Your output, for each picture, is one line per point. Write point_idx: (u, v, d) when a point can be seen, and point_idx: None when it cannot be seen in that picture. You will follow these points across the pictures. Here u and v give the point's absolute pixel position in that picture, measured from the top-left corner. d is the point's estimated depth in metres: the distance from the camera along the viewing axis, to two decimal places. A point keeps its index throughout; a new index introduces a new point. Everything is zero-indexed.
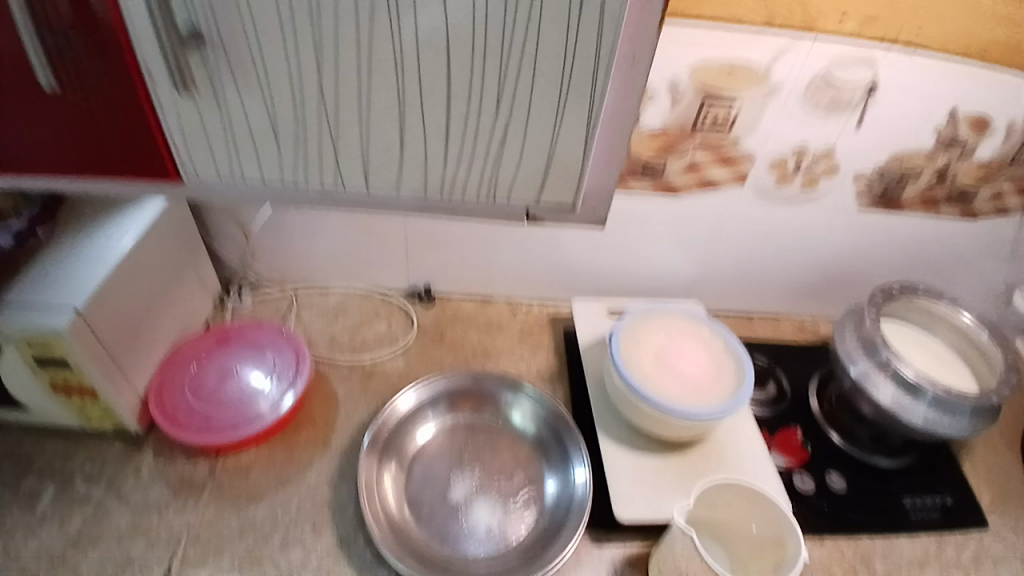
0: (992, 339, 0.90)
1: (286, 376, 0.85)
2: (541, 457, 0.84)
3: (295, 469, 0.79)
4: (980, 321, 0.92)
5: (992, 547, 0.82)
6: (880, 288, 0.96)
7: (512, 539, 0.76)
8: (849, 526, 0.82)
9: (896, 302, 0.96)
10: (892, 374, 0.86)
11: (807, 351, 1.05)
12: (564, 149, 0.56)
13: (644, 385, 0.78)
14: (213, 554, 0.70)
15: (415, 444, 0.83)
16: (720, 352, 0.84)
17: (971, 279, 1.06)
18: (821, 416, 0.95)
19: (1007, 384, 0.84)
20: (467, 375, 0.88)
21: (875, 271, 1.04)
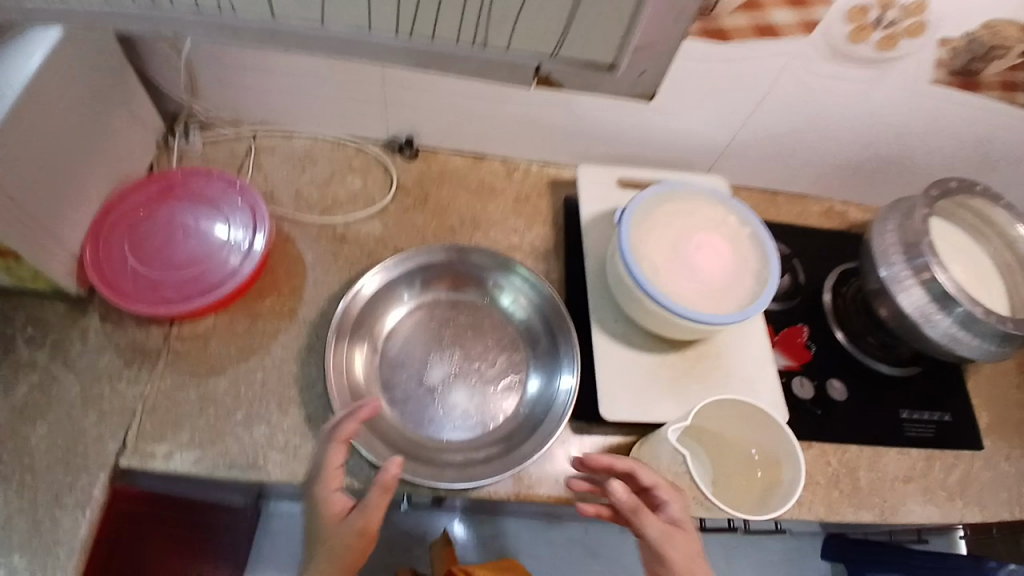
0: None
1: (244, 241, 0.75)
2: (527, 344, 0.78)
3: (259, 342, 0.73)
4: None
5: (977, 472, 0.83)
6: (937, 182, 0.83)
7: (490, 424, 0.72)
8: (839, 434, 0.81)
9: (947, 200, 0.85)
10: (926, 282, 0.78)
11: (830, 242, 0.95)
12: None
13: (654, 282, 0.70)
14: (172, 428, 0.66)
15: (384, 326, 0.76)
16: (746, 248, 0.74)
17: None
18: (832, 314, 0.90)
19: None
20: (450, 250, 0.78)
21: (931, 158, 0.90)
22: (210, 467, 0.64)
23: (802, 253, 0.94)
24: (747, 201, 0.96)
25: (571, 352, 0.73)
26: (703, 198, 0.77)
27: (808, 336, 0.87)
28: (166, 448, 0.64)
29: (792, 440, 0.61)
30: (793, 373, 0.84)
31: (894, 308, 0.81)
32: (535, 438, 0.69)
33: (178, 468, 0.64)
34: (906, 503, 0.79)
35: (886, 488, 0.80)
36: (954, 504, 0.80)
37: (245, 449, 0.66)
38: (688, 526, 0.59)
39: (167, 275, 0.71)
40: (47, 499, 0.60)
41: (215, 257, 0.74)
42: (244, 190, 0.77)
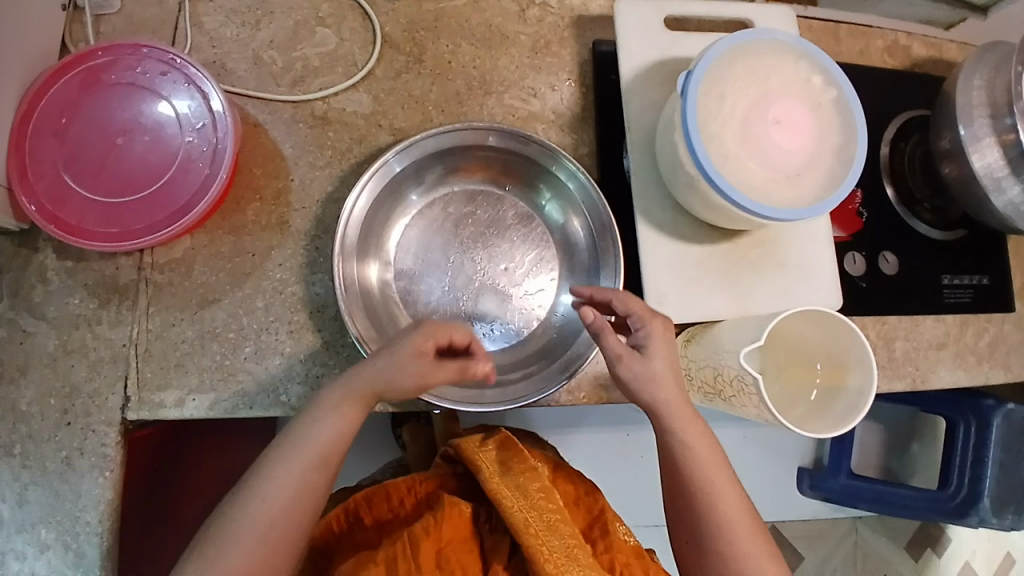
0: None
1: (206, 142, 0.60)
2: (557, 239, 0.69)
3: (249, 261, 0.63)
4: None
5: (1007, 333, 0.82)
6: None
7: (522, 334, 0.67)
8: (885, 308, 0.76)
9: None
10: (1008, 143, 0.67)
11: (897, 84, 0.81)
12: None
13: (723, 172, 0.57)
14: (176, 373, 0.60)
15: (392, 236, 0.66)
16: (828, 115, 0.60)
17: None
18: (887, 174, 0.80)
19: None
20: (465, 131, 0.63)
21: None
22: (228, 410, 0.60)
23: (863, 99, 0.80)
24: (807, 36, 0.79)
25: (612, 265, 0.64)
26: (777, 49, 0.61)
27: (859, 201, 0.78)
28: (175, 395, 0.60)
29: (866, 346, 0.57)
30: (846, 246, 0.76)
31: (963, 167, 0.71)
32: (574, 350, 0.64)
33: (193, 414, 0.60)
34: (937, 369, 0.78)
35: (920, 356, 0.78)
36: (981, 367, 0.80)
37: (261, 385, 0.61)
38: (654, 355, 0.58)
39: (115, 197, 0.58)
40: (58, 465, 0.58)
41: (173, 168, 0.59)
42: (193, 73, 0.60)
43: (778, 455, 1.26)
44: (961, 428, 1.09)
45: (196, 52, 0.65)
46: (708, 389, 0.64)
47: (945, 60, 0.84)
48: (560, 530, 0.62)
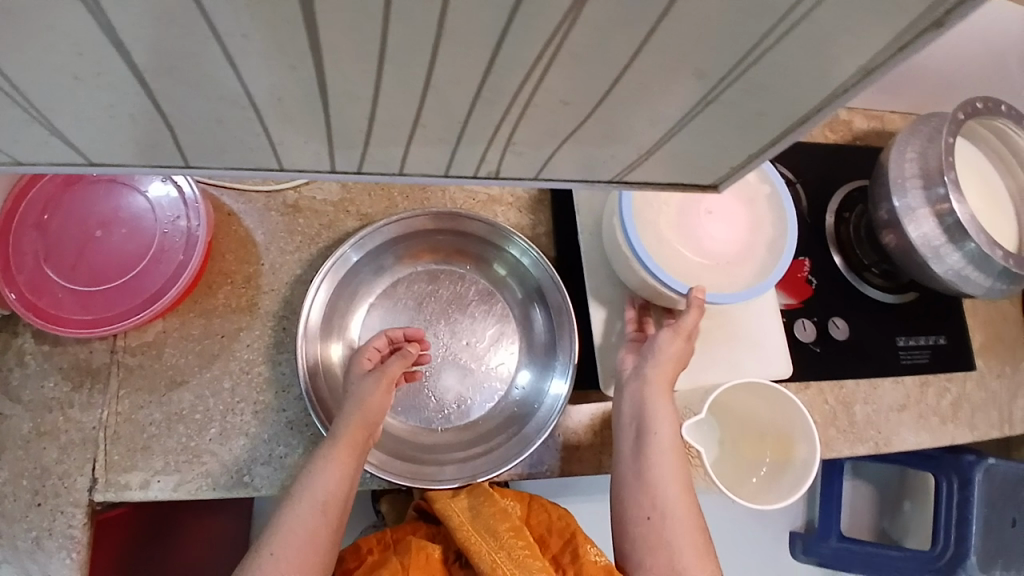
0: None
1: (180, 233, 0.63)
2: (518, 317, 0.72)
3: (218, 343, 0.65)
4: None
5: (968, 393, 0.83)
6: (961, 104, 0.73)
7: (480, 409, 0.69)
8: (838, 371, 0.78)
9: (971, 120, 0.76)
10: (941, 212, 0.69)
11: (844, 158, 0.85)
12: (646, 125, 0.30)
13: (656, 255, 0.61)
14: (142, 455, 0.62)
15: (354, 316, 0.69)
16: (763, 209, 0.63)
17: None
18: (833, 241, 0.82)
19: None
20: (424, 214, 0.68)
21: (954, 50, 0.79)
22: (191, 491, 0.62)
23: (806, 175, 0.83)
24: None
25: (568, 349, 0.67)
26: None
27: (809, 269, 0.80)
28: (140, 477, 0.61)
29: (811, 422, 0.58)
30: (796, 313, 0.78)
31: (901, 236, 0.73)
32: (532, 425, 0.66)
33: (157, 495, 0.61)
34: (900, 432, 0.79)
35: (881, 419, 0.78)
36: (946, 428, 0.80)
37: (224, 466, 0.63)
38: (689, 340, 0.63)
39: (92, 286, 0.61)
40: (27, 545, 0.59)
41: (147, 258, 0.62)
42: None
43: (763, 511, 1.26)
44: (945, 485, 1.07)
45: None
46: None
47: (887, 131, 0.88)
48: (528, 567, 0.58)
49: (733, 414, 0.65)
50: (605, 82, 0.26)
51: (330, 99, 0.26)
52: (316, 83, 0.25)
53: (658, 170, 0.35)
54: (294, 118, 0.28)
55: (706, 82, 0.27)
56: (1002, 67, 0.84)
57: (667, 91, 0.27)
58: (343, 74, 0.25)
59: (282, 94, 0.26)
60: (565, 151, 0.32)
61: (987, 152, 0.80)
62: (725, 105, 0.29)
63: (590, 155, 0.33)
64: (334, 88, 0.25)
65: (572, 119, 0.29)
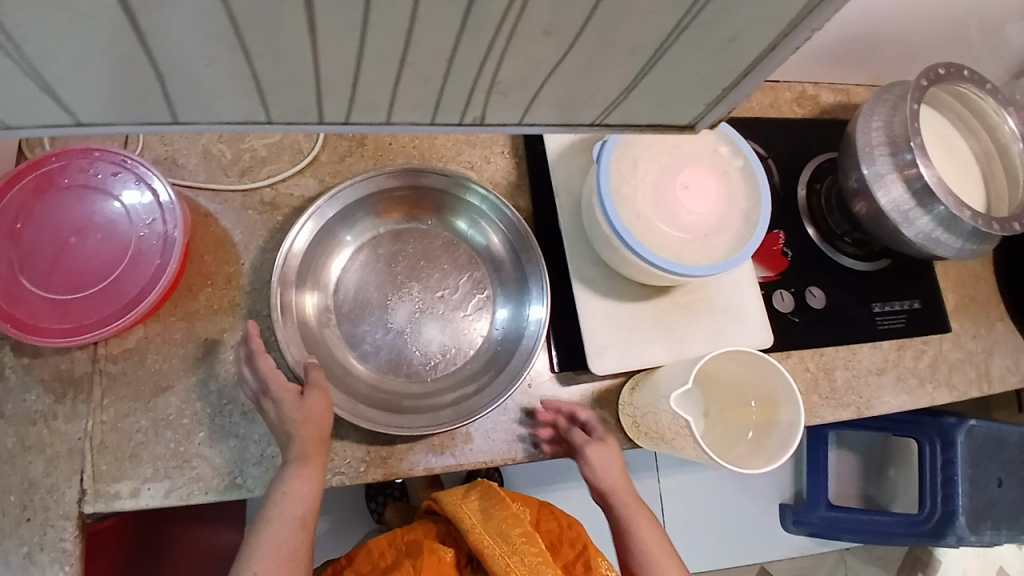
0: None
1: (156, 236, 0.63)
2: (492, 270, 0.72)
3: (201, 345, 0.65)
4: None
5: (945, 353, 0.85)
6: (923, 71, 0.75)
7: (464, 353, 0.69)
8: (818, 339, 0.79)
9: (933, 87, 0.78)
10: (909, 178, 0.71)
11: (814, 132, 0.87)
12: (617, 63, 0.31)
13: (634, 231, 0.61)
14: (131, 463, 0.61)
15: (329, 274, 0.68)
16: (736, 182, 0.65)
17: (1006, 31, 0.86)
18: (805, 212, 0.84)
19: None
20: (382, 179, 0.68)
21: (909, 20, 0.81)
22: (183, 496, 0.61)
23: (776, 151, 0.85)
24: None
25: (540, 279, 0.68)
26: None
27: (784, 241, 0.82)
28: (130, 485, 0.61)
29: (793, 384, 0.58)
30: (773, 284, 0.80)
31: (871, 204, 0.74)
32: (518, 357, 0.67)
33: (148, 503, 0.60)
34: (880, 395, 0.81)
35: (862, 383, 0.80)
36: (925, 389, 0.82)
37: (215, 469, 0.62)
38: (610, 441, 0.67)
39: (71, 293, 0.60)
40: (19, 561, 0.58)
41: (124, 262, 0.62)
42: (141, 171, 0.64)
43: (753, 487, 1.29)
44: (928, 448, 1.10)
45: (148, 150, 0.68)
46: (652, 433, 0.65)
47: (852, 105, 0.90)
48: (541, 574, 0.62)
49: (718, 379, 0.66)
50: (582, 10, 0.27)
51: (319, 36, 0.27)
52: (295, 13, 0.26)
53: (632, 111, 0.36)
54: (281, 61, 0.28)
55: (682, 12, 0.28)
56: (958, 37, 0.87)
57: (641, 21, 0.28)
58: (336, 8, 0.26)
59: (264, 26, 0.26)
60: (539, 95, 0.33)
61: (950, 118, 0.82)
62: (690, 33, 0.30)
63: (564, 97, 0.34)
64: (322, 20, 0.26)
65: (550, 57, 0.30)
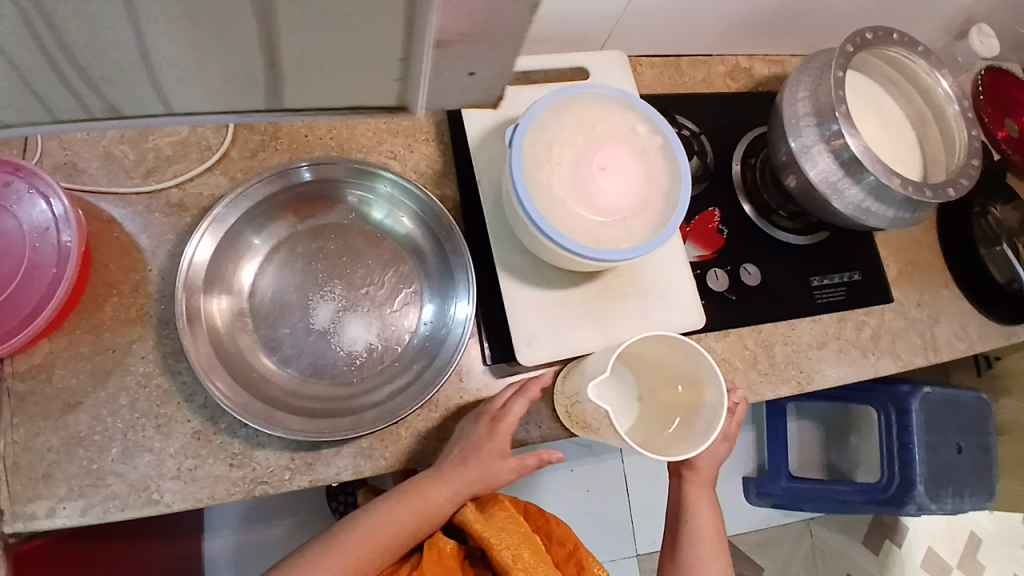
0: (959, 115, 0.75)
1: (52, 246, 0.60)
2: (417, 264, 0.71)
3: (110, 358, 0.62)
4: (957, 92, 0.75)
5: (887, 322, 0.84)
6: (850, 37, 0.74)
7: (392, 350, 0.68)
8: (756, 316, 0.78)
9: (861, 53, 0.76)
10: (835, 149, 0.69)
11: (749, 103, 0.85)
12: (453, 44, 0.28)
13: (549, 217, 0.59)
14: (45, 482, 0.58)
15: (244, 278, 0.66)
16: (656, 161, 0.63)
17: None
18: (741, 188, 0.82)
19: (965, 174, 0.72)
20: (289, 174, 0.66)
21: None
22: (100, 514, 0.59)
23: (710, 126, 0.83)
24: (649, 72, 0.82)
25: (465, 270, 0.67)
26: (602, 99, 0.64)
27: (719, 219, 0.80)
28: (46, 505, 0.58)
29: (712, 362, 0.57)
30: (709, 263, 0.78)
31: (801, 177, 0.73)
32: (445, 352, 0.66)
33: (65, 523, 0.58)
34: (822, 368, 0.80)
35: (802, 357, 0.79)
36: (867, 359, 0.82)
37: (132, 485, 0.60)
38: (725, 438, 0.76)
39: None
40: None
41: (17, 275, 0.59)
42: (35, 179, 0.61)
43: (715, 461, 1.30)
44: (883, 416, 1.11)
45: (46, 156, 0.65)
46: (583, 423, 0.64)
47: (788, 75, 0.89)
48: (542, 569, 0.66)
49: (651, 365, 0.65)
50: None
51: None
52: None
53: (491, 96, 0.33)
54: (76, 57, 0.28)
55: None
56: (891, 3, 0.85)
57: None
58: None
59: None
60: None
61: (884, 84, 0.80)
62: None
63: None
64: None
65: None
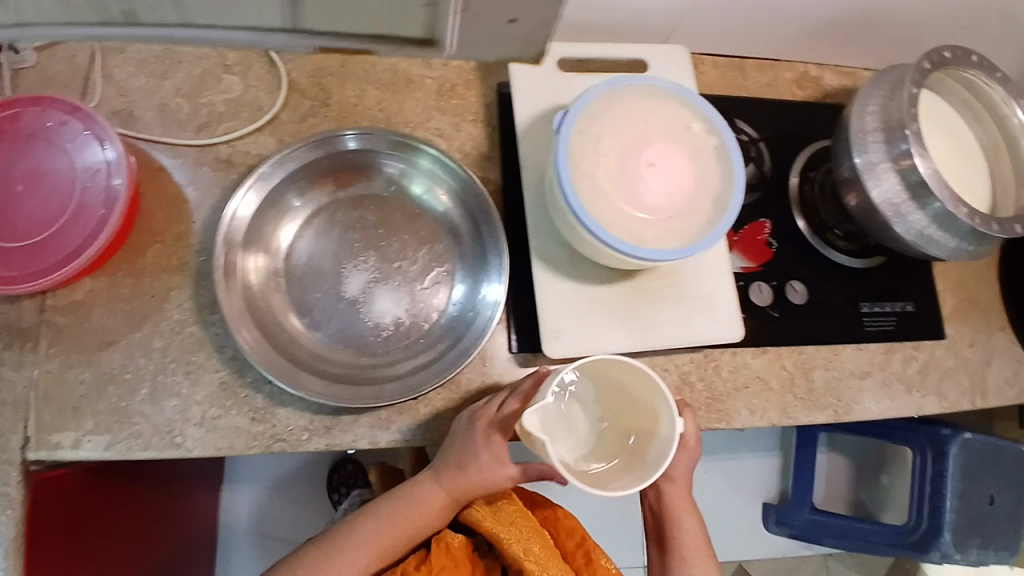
0: None
1: (101, 189, 0.61)
2: (453, 244, 0.70)
3: (148, 303, 0.63)
4: None
5: (937, 359, 0.80)
6: (928, 53, 0.70)
7: (419, 326, 0.67)
8: (797, 336, 0.75)
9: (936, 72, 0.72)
10: (903, 169, 0.66)
11: (813, 112, 0.81)
12: None
13: (591, 209, 0.58)
14: (73, 415, 0.60)
15: (284, 238, 0.67)
16: (708, 163, 0.61)
17: None
18: (796, 201, 0.79)
19: None
20: (335, 139, 0.66)
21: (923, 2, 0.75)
22: (124, 450, 0.60)
23: (770, 134, 0.79)
24: (711, 71, 0.79)
25: (500, 252, 0.67)
26: (656, 92, 0.62)
27: (769, 231, 0.77)
28: (72, 436, 0.60)
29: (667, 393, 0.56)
30: (754, 276, 0.75)
31: (863, 196, 0.69)
32: (473, 333, 0.65)
33: (89, 455, 0.59)
34: (862, 399, 0.76)
35: (842, 386, 0.76)
36: (911, 396, 0.78)
37: (157, 427, 0.61)
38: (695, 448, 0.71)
39: (15, 242, 0.60)
40: None
41: (67, 213, 0.61)
42: (90, 122, 0.62)
43: (735, 481, 1.26)
44: (919, 457, 1.05)
45: (104, 102, 0.68)
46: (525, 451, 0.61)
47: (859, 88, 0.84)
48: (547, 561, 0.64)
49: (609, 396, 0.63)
50: None
51: None
52: None
53: None
54: None
55: None
56: (978, 23, 0.80)
57: None
58: None
59: None
60: None
61: (959, 106, 0.76)
62: None
63: None
64: None
65: None
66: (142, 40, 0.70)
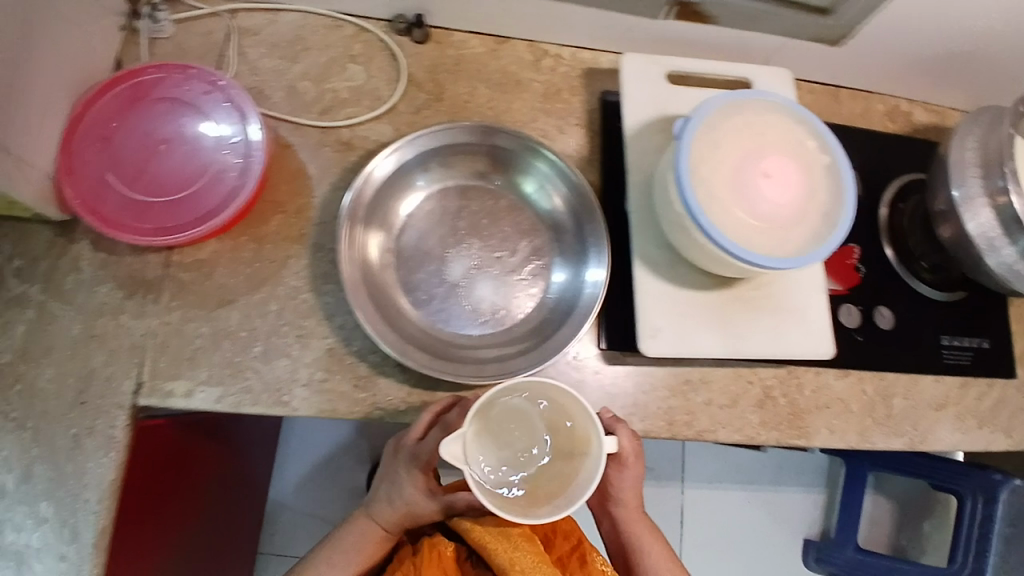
0: None
1: (237, 155, 0.65)
2: (554, 240, 0.72)
3: (267, 267, 0.66)
4: None
5: (1011, 398, 0.80)
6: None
7: (517, 313, 0.69)
8: (878, 360, 0.76)
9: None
10: (999, 204, 0.67)
11: (904, 145, 0.84)
12: None
13: (708, 212, 0.60)
14: (187, 365, 0.62)
15: (399, 217, 0.70)
16: (820, 179, 0.63)
17: None
18: (884, 228, 0.81)
19: None
20: (458, 129, 0.69)
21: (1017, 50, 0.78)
22: (233, 404, 0.62)
23: (860, 163, 0.82)
24: (805, 99, 0.83)
25: (601, 246, 0.69)
26: (774, 107, 0.65)
27: (858, 257, 0.79)
28: (184, 385, 0.62)
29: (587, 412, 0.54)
30: (841, 298, 0.77)
31: (958, 229, 0.71)
32: (572, 322, 0.67)
33: (199, 405, 0.61)
34: (937, 431, 0.76)
35: (918, 415, 0.76)
36: (984, 432, 0.78)
37: (266, 385, 0.63)
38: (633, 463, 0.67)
39: (154, 198, 0.63)
40: (67, 442, 0.60)
41: (204, 175, 0.64)
42: (231, 92, 0.66)
43: (777, 515, 1.25)
44: (969, 502, 1.02)
45: (237, 78, 0.72)
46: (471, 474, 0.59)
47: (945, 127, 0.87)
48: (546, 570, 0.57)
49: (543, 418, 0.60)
50: None
51: None
52: None
53: None
54: None
55: None
56: None
57: None
58: None
59: None
60: None
61: None
62: None
63: None
64: None
65: None
66: (276, 24, 0.74)
